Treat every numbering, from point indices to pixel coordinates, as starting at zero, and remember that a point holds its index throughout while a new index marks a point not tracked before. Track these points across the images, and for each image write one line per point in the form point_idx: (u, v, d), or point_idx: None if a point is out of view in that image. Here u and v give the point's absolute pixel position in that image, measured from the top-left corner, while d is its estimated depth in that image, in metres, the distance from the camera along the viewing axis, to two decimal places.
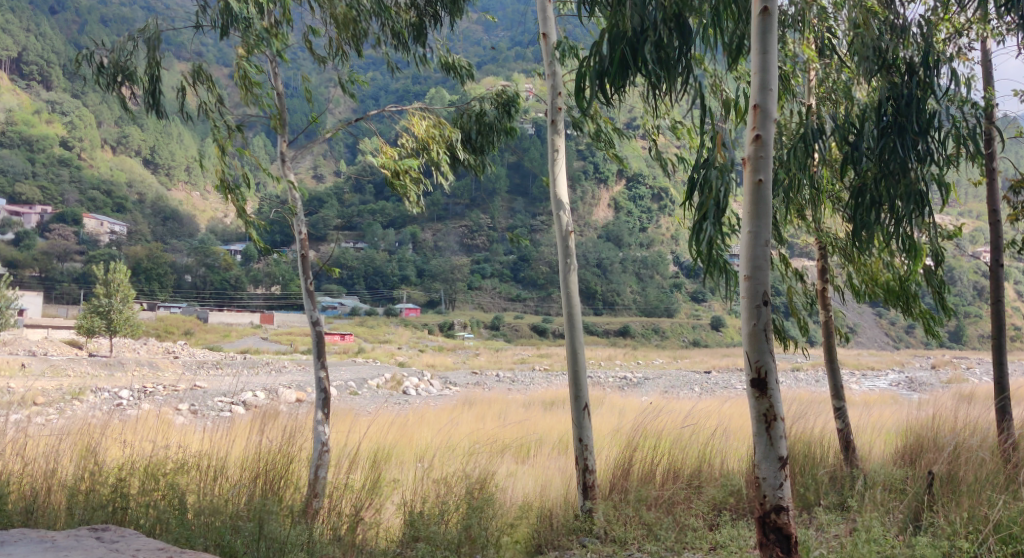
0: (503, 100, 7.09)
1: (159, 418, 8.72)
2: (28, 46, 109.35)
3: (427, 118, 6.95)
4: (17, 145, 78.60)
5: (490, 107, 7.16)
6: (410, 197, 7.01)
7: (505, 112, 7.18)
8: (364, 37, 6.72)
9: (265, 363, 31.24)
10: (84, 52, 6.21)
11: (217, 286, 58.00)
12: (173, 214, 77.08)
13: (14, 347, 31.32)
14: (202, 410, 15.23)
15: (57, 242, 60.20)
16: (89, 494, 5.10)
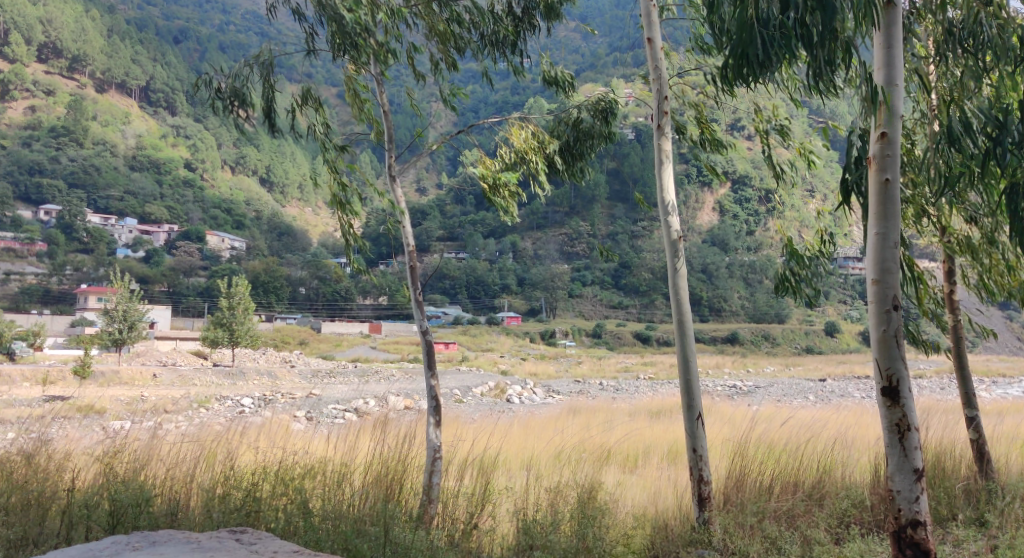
0: (602, 107, 6.98)
1: (276, 425, 9.05)
2: (156, 76, 117.51)
3: (525, 127, 6.95)
4: (146, 168, 84.28)
5: (586, 116, 7.07)
6: (507, 208, 7.03)
7: (604, 118, 7.05)
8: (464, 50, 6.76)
9: (375, 370, 32.25)
10: (205, 79, 6.52)
11: (329, 297, 60.16)
12: (287, 230, 80.65)
13: (148, 359, 33.47)
14: (317, 416, 15.86)
15: (183, 259, 64.09)
16: (225, 498, 5.35)
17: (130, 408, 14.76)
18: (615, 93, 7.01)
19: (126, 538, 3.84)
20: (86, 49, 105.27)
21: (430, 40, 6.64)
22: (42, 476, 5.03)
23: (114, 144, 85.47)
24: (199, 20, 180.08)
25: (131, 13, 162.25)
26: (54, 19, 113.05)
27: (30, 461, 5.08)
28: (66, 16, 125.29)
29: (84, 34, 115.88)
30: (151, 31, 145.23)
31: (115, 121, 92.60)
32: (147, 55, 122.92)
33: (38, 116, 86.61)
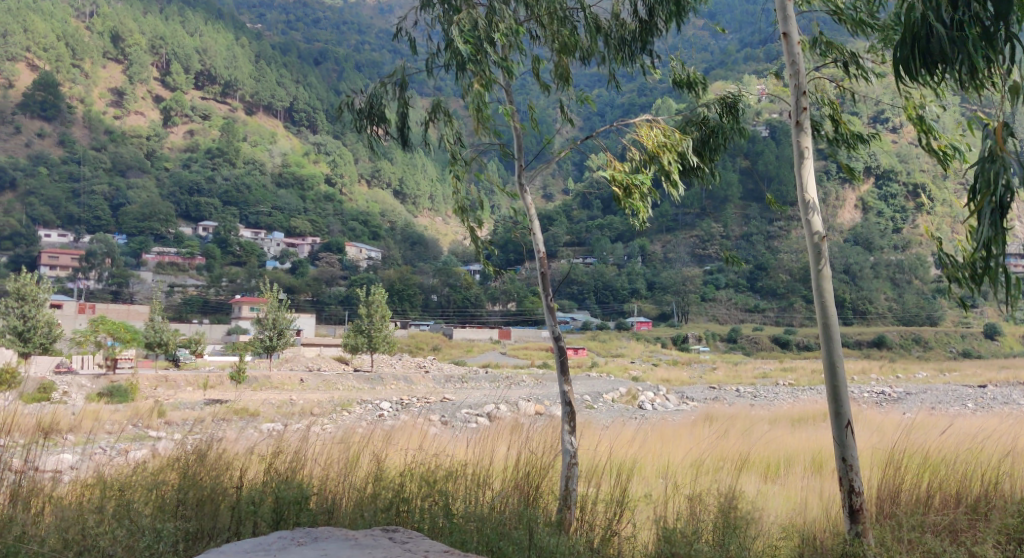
0: (729, 104, 6.82)
1: (415, 428, 9.32)
2: (298, 96, 124.52)
3: (655, 127, 6.70)
4: (291, 184, 89.42)
5: (717, 113, 6.93)
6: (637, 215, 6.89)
7: (734, 116, 6.88)
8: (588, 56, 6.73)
9: (507, 376, 32.64)
10: (344, 98, 6.82)
11: (460, 304, 61.42)
12: (419, 239, 83.20)
13: (295, 365, 35.44)
14: (451, 420, 16.29)
15: (325, 269, 67.34)
16: (375, 498, 5.57)
17: (280, 411, 15.61)
18: (742, 92, 6.83)
19: (292, 534, 4.05)
20: (236, 76, 113.15)
21: (554, 54, 6.68)
22: (215, 473, 5.42)
23: (262, 163, 91.06)
24: (337, 41, 189.00)
25: (276, 38, 172.56)
26: (208, 49, 121.95)
27: (204, 459, 5.49)
28: (219, 46, 134.86)
29: (234, 62, 124.31)
30: (293, 54, 153.91)
31: (263, 141, 98.64)
32: (291, 77, 130.26)
33: (195, 139, 93.58)
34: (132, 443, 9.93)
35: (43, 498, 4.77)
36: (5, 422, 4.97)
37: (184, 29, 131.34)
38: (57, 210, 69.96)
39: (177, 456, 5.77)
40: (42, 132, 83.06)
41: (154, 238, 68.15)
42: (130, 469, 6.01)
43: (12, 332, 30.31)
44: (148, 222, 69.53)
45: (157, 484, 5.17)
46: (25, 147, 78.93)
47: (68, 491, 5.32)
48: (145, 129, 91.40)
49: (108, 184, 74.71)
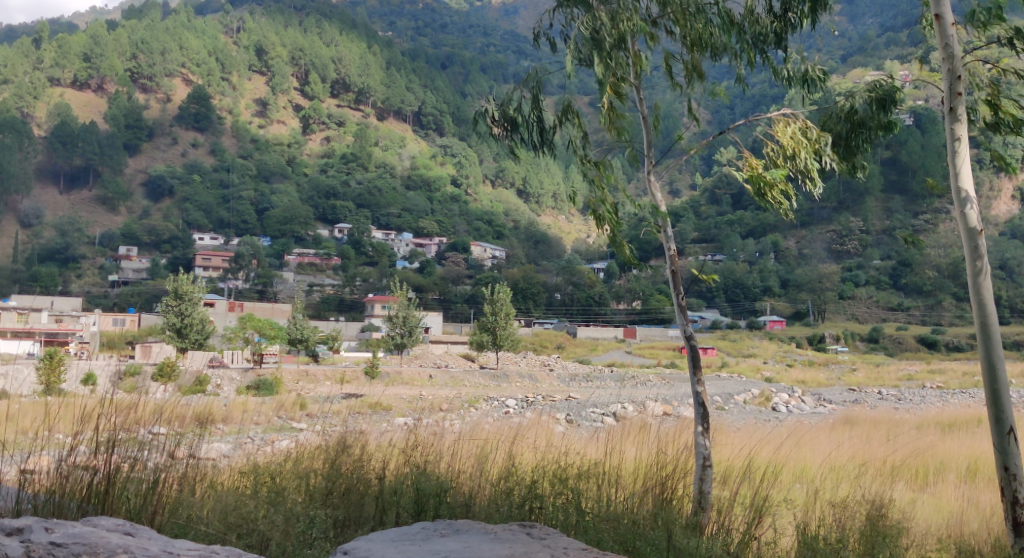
0: (879, 96, 6.41)
1: (544, 425, 9.31)
2: (426, 100, 128.07)
3: (793, 122, 6.24)
4: (420, 186, 92.04)
5: (861, 104, 6.53)
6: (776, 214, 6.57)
7: (881, 108, 6.45)
8: (722, 51, 6.55)
9: (634, 375, 32.32)
10: (478, 106, 6.91)
11: (584, 302, 61.28)
12: (543, 238, 83.94)
13: (425, 362, 36.47)
14: (578, 419, 16.31)
15: (452, 269, 68.99)
16: (510, 494, 5.61)
17: (411, 406, 16.12)
18: (888, 83, 6.40)
19: (434, 526, 4.09)
20: (369, 83, 117.63)
21: (685, 48, 6.51)
22: (357, 465, 5.60)
23: (392, 166, 94.17)
24: (463, 44, 192.77)
25: (406, 44, 178.25)
26: (343, 58, 127.41)
27: (346, 450, 5.70)
28: (353, 53, 140.74)
29: (367, 69, 129.31)
30: (421, 60, 158.30)
31: (393, 145, 102.09)
32: (419, 82, 134.16)
33: (331, 145, 98.03)
34: (277, 432, 10.51)
35: (204, 481, 5.04)
36: (174, 411, 5.31)
37: (321, 39, 137.75)
38: (209, 215, 75.06)
39: (321, 448, 6.01)
40: (195, 142, 89.35)
41: (294, 240, 71.94)
42: (277, 458, 6.31)
43: (171, 328, 32.93)
44: (289, 225, 73.42)
45: (304, 474, 5.40)
46: (180, 157, 85.15)
47: (227, 475, 5.62)
48: (286, 137, 96.59)
49: (253, 190, 79.46)
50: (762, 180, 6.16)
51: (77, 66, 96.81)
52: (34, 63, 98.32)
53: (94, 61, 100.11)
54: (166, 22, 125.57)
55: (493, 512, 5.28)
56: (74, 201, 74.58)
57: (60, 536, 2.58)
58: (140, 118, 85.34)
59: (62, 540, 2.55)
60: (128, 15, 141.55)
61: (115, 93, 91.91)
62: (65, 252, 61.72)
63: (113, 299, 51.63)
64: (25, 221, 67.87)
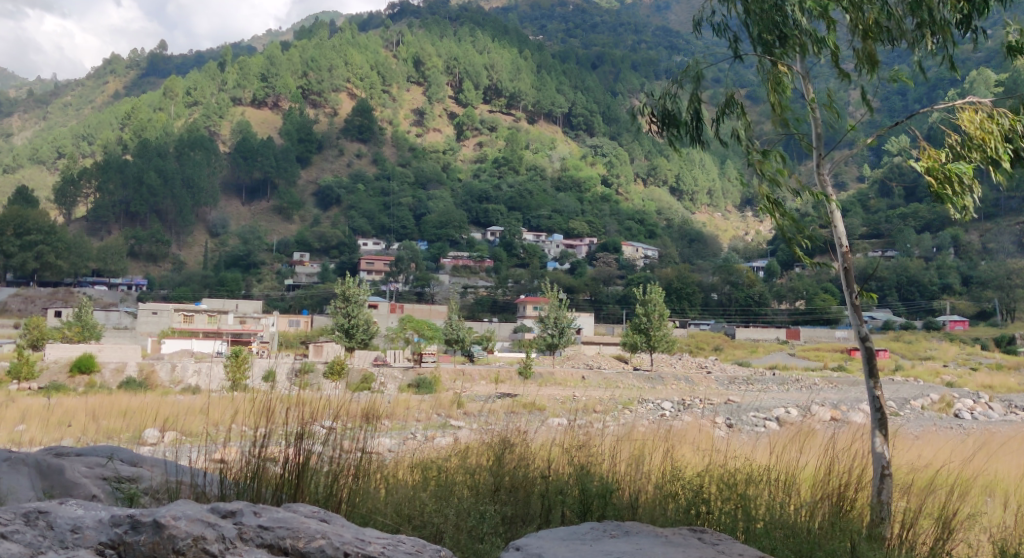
0: None
1: (701, 427, 9.05)
2: (576, 101, 128.68)
3: (978, 111, 5.60)
4: (571, 187, 92.57)
5: None
6: (955, 211, 5.87)
7: None
8: (898, 35, 6.07)
9: (799, 378, 30.97)
10: (633, 103, 6.76)
11: (742, 302, 59.30)
12: (698, 236, 83.30)
13: (577, 362, 36.67)
14: (739, 423, 15.87)
15: (603, 269, 68.84)
16: (675, 499, 5.47)
17: (567, 407, 16.28)
18: None
19: (602, 525, 4.07)
20: (520, 87, 119.69)
21: (855, 38, 6.12)
22: (521, 462, 5.65)
23: (543, 169, 95.28)
24: (614, 43, 191.68)
25: (556, 46, 179.26)
26: (495, 63, 130.18)
27: (509, 447, 5.77)
28: (505, 58, 143.49)
29: (519, 73, 131.08)
30: (571, 61, 158.80)
31: (544, 147, 103.09)
32: (569, 84, 134.92)
33: (484, 151, 100.47)
34: (436, 430, 10.82)
35: (377, 473, 5.26)
36: (346, 408, 5.58)
37: (474, 48, 141.47)
38: (371, 221, 78.86)
39: (484, 444, 6.14)
40: (359, 153, 94.06)
41: (450, 244, 74.15)
42: (442, 454, 6.47)
43: (340, 329, 34.86)
44: (444, 229, 75.81)
45: (471, 469, 5.52)
46: (345, 167, 89.81)
47: (397, 469, 5.82)
48: (441, 144, 99.71)
49: (411, 196, 82.51)
50: (942, 172, 5.57)
51: (255, 85, 104.20)
52: (219, 85, 106.80)
53: (270, 79, 107.40)
54: (333, 39, 132.79)
55: (659, 515, 5.20)
56: (253, 211, 80.39)
57: (266, 520, 2.79)
58: (309, 131, 90.72)
59: (268, 524, 2.76)
60: (298, 35, 150.85)
61: (288, 109, 98.17)
62: (247, 258, 66.54)
63: (289, 302, 55.32)
64: (212, 231, 73.80)
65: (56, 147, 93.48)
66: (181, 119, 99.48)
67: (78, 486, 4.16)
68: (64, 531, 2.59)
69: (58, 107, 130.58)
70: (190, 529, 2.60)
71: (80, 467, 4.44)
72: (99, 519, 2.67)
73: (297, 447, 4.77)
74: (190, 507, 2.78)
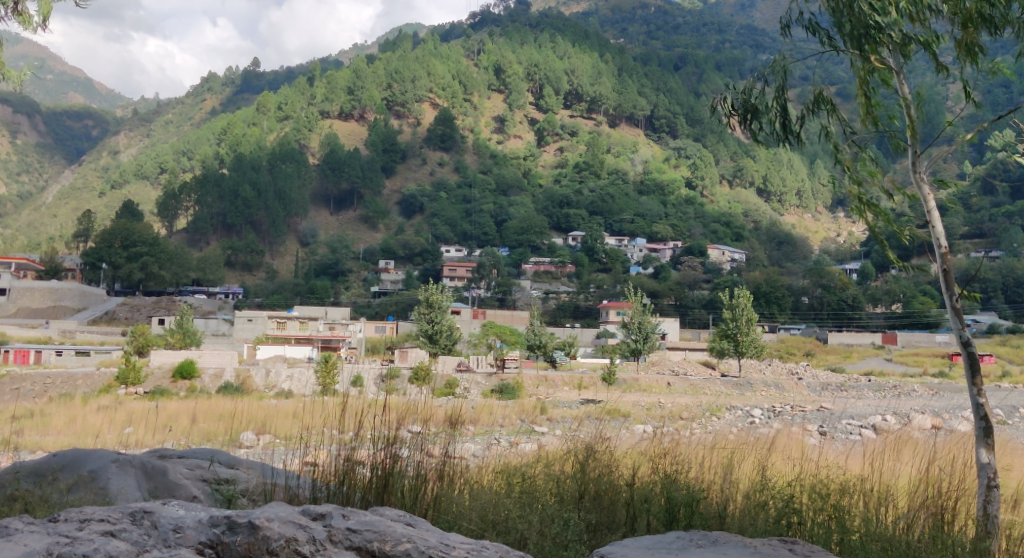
0: None
1: (792, 436, 8.79)
2: (659, 103, 127.24)
3: None
4: (654, 190, 91.53)
5: None
6: None
7: None
8: (1000, 25, 5.78)
9: (896, 385, 29.72)
10: (716, 100, 6.65)
11: (835, 306, 57.37)
12: (787, 238, 81.03)
13: (662, 368, 36.18)
14: (833, 431, 15.33)
15: (688, 273, 67.79)
16: (765, 508, 5.33)
17: (652, 414, 16.09)
18: None
19: (689, 535, 4.01)
20: (601, 91, 119.12)
21: (955, 27, 5.85)
22: (606, 471, 5.59)
23: (626, 173, 94.51)
24: (697, 43, 188.75)
25: (638, 49, 177.43)
26: (576, 68, 129.99)
27: (593, 455, 5.71)
28: (586, 62, 143.10)
29: (600, 78, 130.35)
30: (654, 63, 156.75)
31: (626, 150, 102.23)
32: (651, 86, 133.56)
33: (565, 156, 100.48)
34: (521, 436, 10.86)
35: (462, 478, 5.31)
36: (432, 413, 5.65)
37: (555, 54, 141.69)
38: (454, 228, 79.88)
39: (568, 452, 6.12)
40: (442, 161, 95.46)
41: (531, 250, 74.38)
42: (527, 460, 6.48)
43: (424, 335, 35.39)
44: (526, 236, 76.06)
45: (555, 477, 5.51)
46: (429, 176, 91.25)
47: (481, 475, 5.86)
48: (523, 150, 100.19)
49: (492, 203, 83.17)
50: None
51: (342, 98, 107.06)
52: (308, 99, 110.17)
53: (357, 92, 110.11)
54: (416, 50, 135.11)
55: (748, 525, 5.06)
56: (341, 220, 82.62)
57: (355, 523, 2.85)
58: (394, 141, 92.55)
59: (357, 527, 2.82)
60: (383, 47, 154.05)
61: (373, 120, 100.55)
62: (335, 266, 68.43)
63: (375, 308, 56.59)
64: (302, 240, 76.18)
65: (159, 163, 98.23)
66: (273, 133, 103.19)
67: (179, 486, 4.38)
68: (166, 530, 2.73)
69: (159, 124, 137.33)
70: (282, 530, 2.70)
71: (182, 469, 4.69)
72: (199, 518, 2.80)
73: (383, 452, 4.85)
74: (283, 510, 2.88)
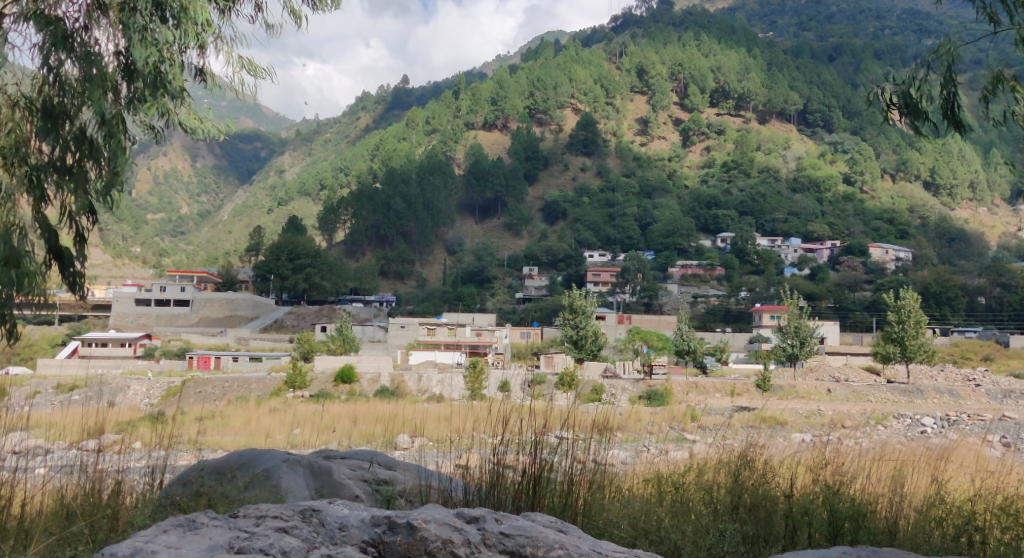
0: None
1: (971, 447, 8.09)
2: (812, 97, 121.70)
3: None
4: (809, 188, 87.54)
5: None
6: None
7: None
8: None
9: None
10: (873, 92, 6.28)
11: (1016, 308, 52.63)
12: (959, 235, 75.21)
13: (820, 375, 34.46)
14: (1016, 442, 14.09)
15: (848, 273, 64.25)
16: (939, 524, 4.93)
17: (811, 423, 15.42)
18: None
19: (855, 551, 3.78)
20: (748, 88, 115.43)
21: None
22: (761, 481, 5.38)
23: (777, 170, 91.01)
24: (853, 33, 179.20)
25: (788, 43, 170.44)
26: (722, 65, 126.61)
27: (748, 464, 5.50)
28: (732, 59, 139.07)
29: (748, 74, 126.15)
30: (806, 55, 149.67)
31: (777, 147, 98.23)
32: (803, 80, 128.01)
33: (712, 155, 97.98)
34: (671, 444, 10.67)
35: (612, 485, 5.29)
36: (580, 421, 5.63)
37: (700, 51, 138.50)
38: (598, 232, 79.77)
39: (721, 461, 5.93)
40: (585, 166, 95.53)
41: (678, 253, 73.00)
42: (678, 468, 6.35)
43: (569, 340, 35.50)
44: (672, 238, 74.70)
45: (707, 486, 5.34)
46: (572, 181, 91.55)
47: (631, 482, 5.79)
48: (667, 151, 98.47)
49: (637, 206, 82.26)
50: None
51: (487, 109, 109.65)
52: (454, 112, 113.42)
53: (501, 102, 112.24)
54: (558, 57, 136.03)
55: (922, 542, 4.71)
56: (487, 228, 84.50)
57: (506, 528, 2.91)
58: (537, 148, 93.39)
59: (508, 531, 2.88)
60: (525, 56, 156.13)
61: (516, 129, 102.14)
62: (482, 273, 69.99)
63: (521, 314, 57.43)
64: (449, 249, 78.56)
65: (318, 180, 104.17)
66: (422, 146, 106.99)
67: (343, 486, 4.67)
68: (332, 529, 2.89)
69: (319, 143, 145.84)
70: (438, 533, 2.78)
71: (344, 469, 4.97)
72: (361, 519, 2.94)
73: (528, 457, 4.86)
74: (438, 511, 2.99)
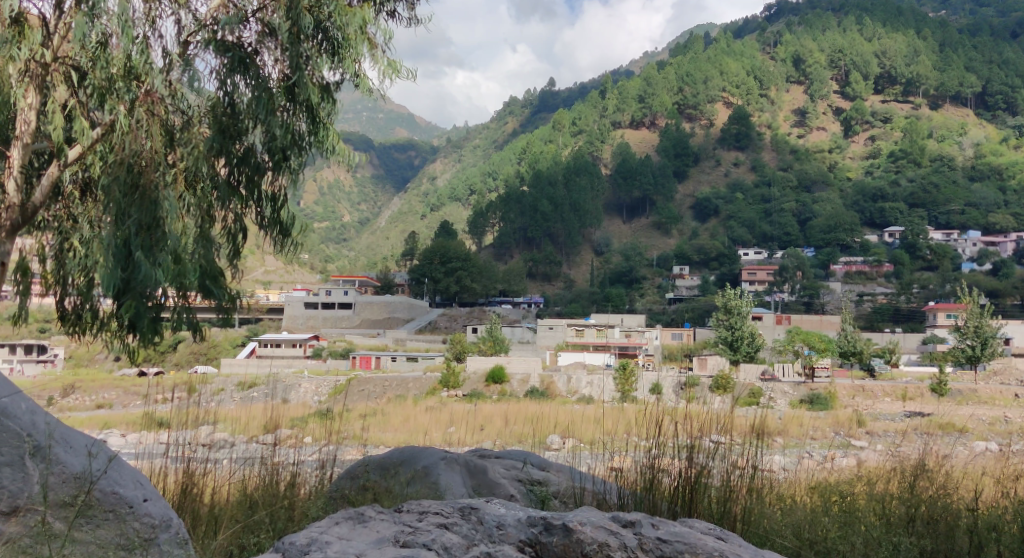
0: None
1: None
2: (991, 78, 112.00)
3: None
4: (989, 176, 80.64)
5: None
6: None
7: None
8: None
9: None
10: None
11: None
12: None
13: (1006, 379, 31.63)
14: None
15: None
16: None
17: (997, 432, 14.20)
18: None
19: None
20: (918, 71, 107.84)
21: None
22: (941, 493, 4.98)
23: (952, 158, 84.44)
24: None
25: (963, 19, 157.41)
26: (888, 49, 118.79)
27: (926, 475, 5.13)
28: (898, 41, 130.27)
29: (917, 56, 117.68)
30: (984, 33, 137.95)
31: (952, 134, 91.15)
32: (980, 59, 118.11)
33: (877, 144, 92.17)
34: (836, 452, 10.12)
35: (772, 492, 5.05)
36: (740, 425, 5.44)
37: (861, 35, 130.79)
38: (753, 230, 77.10)
39: (895, 469, 5.54)
40: (737, 161, 92.38)
41: (841, 249, 69.18)
42: (846, 477, 6.00)
43: (723, 341, 34.46)
44: (833, 234, 70.84)
45: (880, 497, 5.00)
46: (724, 177, 88.70)
47: (794, 489, 5.51)
48: (827, 142, 93.41)
49: (795, 201, 78.79)
50: None
51: (633, 108, 108.44)
52: (601, 112, 112.92)
53: (648, 99, 110.65)
54: (708, 51, 132.63)
55: None
56: (635, 228, 83.68)
57: (665, 533, 2.87)
58: (687, 144, 91.10)
59: (666, 537, 2.83)
60: (673, 51, 152.98)
61: (664, 126, 100.36)
62: (631, 273, 69.27)
63: (672, 315, 56.41)
64: (598, 250, 78.31)
65: (468, 184, 106.50)
66: (569, 147, 107.21)
67: (498, 486, 4.77)
68: (491, 526, 2.93)
69: (470, 149, 149.60)
70: (595, 535, 2.77)
71: (500, 469, 5.07)
72: (519, 519, 2.97)
73: (683, 463, 4.70)
74: (594, 515, 2.98)
